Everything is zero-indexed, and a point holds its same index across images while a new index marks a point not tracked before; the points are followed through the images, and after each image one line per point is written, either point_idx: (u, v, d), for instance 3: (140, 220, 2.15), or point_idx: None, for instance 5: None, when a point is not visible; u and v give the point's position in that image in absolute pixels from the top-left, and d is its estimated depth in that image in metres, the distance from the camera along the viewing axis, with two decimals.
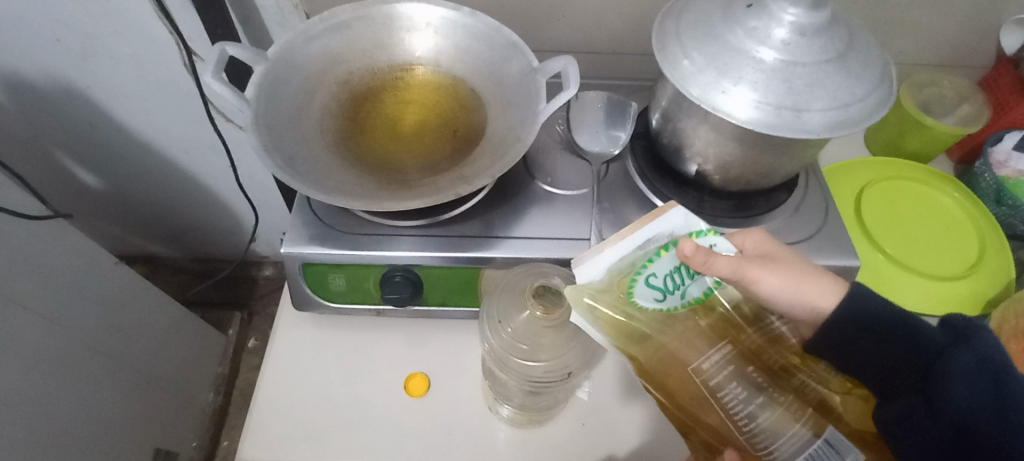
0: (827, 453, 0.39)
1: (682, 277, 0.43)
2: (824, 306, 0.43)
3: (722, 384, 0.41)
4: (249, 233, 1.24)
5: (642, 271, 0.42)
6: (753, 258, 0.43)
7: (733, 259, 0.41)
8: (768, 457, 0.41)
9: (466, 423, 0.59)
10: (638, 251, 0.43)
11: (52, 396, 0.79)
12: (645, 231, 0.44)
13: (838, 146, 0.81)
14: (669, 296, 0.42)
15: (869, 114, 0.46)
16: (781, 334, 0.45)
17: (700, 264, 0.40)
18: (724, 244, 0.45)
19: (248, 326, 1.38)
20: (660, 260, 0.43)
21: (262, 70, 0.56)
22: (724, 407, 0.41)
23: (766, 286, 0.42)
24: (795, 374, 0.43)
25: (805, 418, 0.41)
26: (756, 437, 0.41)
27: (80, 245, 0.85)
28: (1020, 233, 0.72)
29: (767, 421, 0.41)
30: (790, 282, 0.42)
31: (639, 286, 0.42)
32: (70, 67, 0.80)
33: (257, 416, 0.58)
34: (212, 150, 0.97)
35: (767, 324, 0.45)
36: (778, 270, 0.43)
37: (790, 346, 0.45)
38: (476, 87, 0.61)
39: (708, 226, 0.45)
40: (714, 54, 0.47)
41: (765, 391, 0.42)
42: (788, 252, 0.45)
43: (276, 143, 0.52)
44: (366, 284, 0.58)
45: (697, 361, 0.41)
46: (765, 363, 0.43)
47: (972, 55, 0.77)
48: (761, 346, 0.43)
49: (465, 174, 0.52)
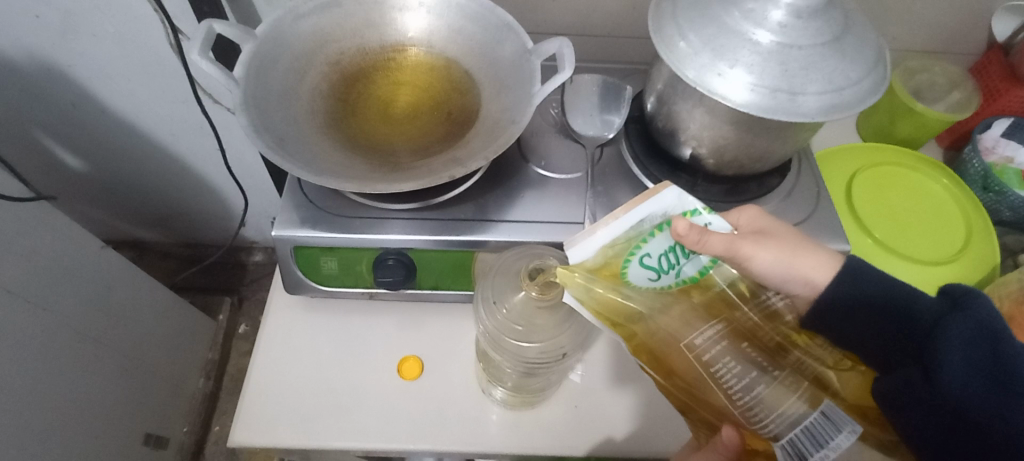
0: (823, 426, 0.39)
1: (676, 257, 0.43)
2: (817, 281, 0.45)
3: (716, 359, 0.41)
4: (238, 218, 1.23)
5: (637, 251, 0.42)
6: (747, 236, 0.45)
7: (728, 236, 0.43)
8: (763, 430, 0.41)
9: (459, 407, 0.59)
10: (632, 231, 0.42)
11: (38, 380, 0.78)
12: (641, 211, 0.42)
13: (829, 132, 0.81)
14: (663, 276, 0.43)
15: (865, 98, 0.46)
16: (777, 311, 0.46)
17: (694, 242, 0.41)
18: (719, 222, 0.45)
19: (238, 312, 1.36)
20: (654, 240, 0.42)
21: (250, 48, 0.55)
22: (717, 381, 0.41)
23: (759, 261, 0.44)
24: (791, 351, 0.44)
25: (801, 391, 0.41)
26: (751, 410, 0.41)
27: (62, 228, 0.83)
28: (1006, 219, 0.73)
29: (761, 394, 0.41)
30: (783, 257, 0.45)
31: (633, 266, 0.42)
32: (51, 45, 0.78)
33: (249, 400, 0.58)
34: (199, 132, 0.96)
35: (765, 300, 0.46)
36: (772, 246, 0.45)
37: (786, 322, 0.46)
38: (470, 69, 0.60)
39: (701, 205, 0.45)
40: (710, 36, 0.47)
41: (759, 366, 0.42)
42: (783, 227, 0.47)
43: (265, 123, 0.51)
44: (358, 267, 0.57)
45: (691, 337, 0.42)
46: (761, 341, 0.43)
47: (963, 42, 0.77)
48: (758, 325, 0.44)
49: (459, 157, 0.52)
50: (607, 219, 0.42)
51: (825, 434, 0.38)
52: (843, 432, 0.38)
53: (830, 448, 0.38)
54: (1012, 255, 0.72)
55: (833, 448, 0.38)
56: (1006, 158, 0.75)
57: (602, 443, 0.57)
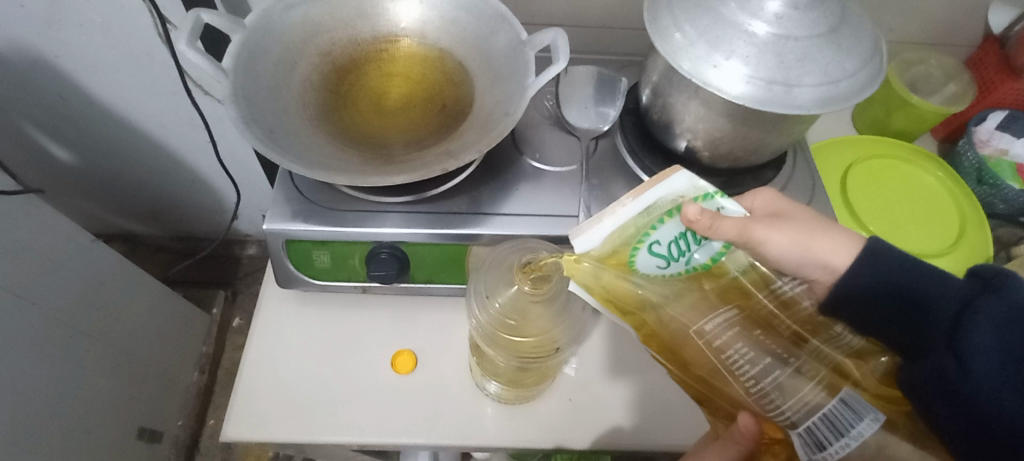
0: (844, 413, 0.38)
1: (687, 244, 0.41)
2: (837, 265, 0.45)
3: (727, 345, 0.41)
4: (231, 211, 1.22)
5: (645, 238, 0.40)
6: (761, 219, 0.44)
7: (740, 221, 0.42)
8: (780, 418, 0.40)
9: (455, 400, 0.59)
10: (642, 217, 0.40)
11: (30, 375, 0.78)
12: (651, 196, 0.40)
13: (825, 124, 0.81)
14: (672, 263, 0.41)
15: (861, 90, 0.46)
16: (793, 297, 0.44)
17: (706, 227, 0.40)
18: (733, 206, 0.44)
19: (232, 305, 1.36)
20: (664, 228, 0.40)
21: (240, 39, 0.54)
22: (729, 368, 0.41)
23: (774, 244, 0.44)
24: (808, 339, 0.43)
25: (818, 378, 0.40)
26: (766, 397, 0.41)
27: (51, 221, 0.82)
28: (999, 212, 0.73)
29: (779, 380, 0.41)
30: (798, 240, 0.44)
31: (641, 254, 0.40)
32: (37, 35, 0.77)
33: (242, 395, 0.57)
34: (189, 125, 0.94)
35: (778, 289, 0.43)
36: (787, 230, 0.45)
37: (803, 309, 0.44)
38: (462, 59, 0.59)
39: (714, 189, 0.43)
40: (706, 27, 0.46)
41: (774, 353, 0.41)
42: (800, 209, 0.47)
43: (255, 116, 0.50)
44: (351, 261, 0.57)
45: (701, 323, 0.42)
46: (775, 329, 0.43)
47: (960, 34, 0.77)
48: (772, 313, 0.43)
49: (452, 149, 0.51)
50: (613, 206, 0.40)
51: (846, 422, 0.38)
52: (864, 420, 0.38)
53: (851, 436, 0.37)
54: (1005, 248, 0.72)
55: (854, 436, 0.37)
56: (1001, 150, 0.75)
57: (599, 436, 0.57)
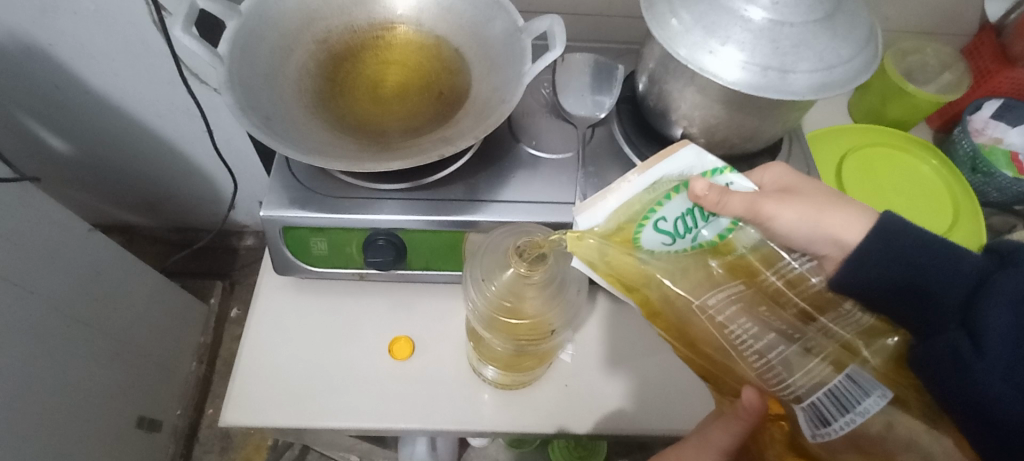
0: (851, 390, 0.38)
1: (694, 220, 0.42)
2: (848, 240, 0.45)
3: (730, 320, 0.41)
4: (228, 202, 1.22)
5: (652, 214, 0.41)
6: (769, 195, 0.45)
7: (748, 197, 0.42)
8: (784, 392, 0.41)
9: (451, 386, 0.59)
10: (647, 194, 0.42)
11: (29, 363, 0.78)
12: (654, 173, 0.42)
13: (820, 112, 0.81)
14: (678, 240, 0.42)
15: (855, 76, 0.46)
16: (801, 275, 0.44)
17: (714, 204, 0.41)
18: (742, 182, 0.45)
19: (229, 296, 1.36)
20: (671, 203, 0.41)
21: (234, 25, 0.54)
22: (733, 343, 0.42)
23: (782, 220, 0.44)
24: (815, 318, 0.43)
25: (824, 354, 0.41)
26: (771, 372, 0.41)
27: (49, 211, 0.82)
28: (993, 200, 0.73)
29: (785, 354, 0.41)
30: (807, 216, 0.45)
31: (647, 230, 0.41)
32: (31, 24, 0.76)
33: (241, 381, 0.58)
34: (185, 115, 0.94)
35: (784, 267, 0.44)
36: (798, 205, 0.45)
37: (809, 286, 0.44)
38: (460, 48, 0.59)
39: (722, 165, 0.45)
40: (702, 12, 0.46)
41: (780, 330, 0.42)
42: (810, 184, 0.47)
43: (251, 102, 0.50)
44: (348, 248, 0.57)
45: (704, 298, 0.41)
46: (781, 306, 0.42)
47: (956, 22, 0.77)
48: (780, 290, 0.43)
49: (449, 136, 0.51)
50: (619, 183, 0.42)
51: (852, 398, 0.38)
52: (870, 396, 0.38)
53: (857, 412, 0.38)
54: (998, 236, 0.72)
55: (860, 412, 0.38)
56: (995, 138, 0.75)
57: (594, 421, 0.58)
